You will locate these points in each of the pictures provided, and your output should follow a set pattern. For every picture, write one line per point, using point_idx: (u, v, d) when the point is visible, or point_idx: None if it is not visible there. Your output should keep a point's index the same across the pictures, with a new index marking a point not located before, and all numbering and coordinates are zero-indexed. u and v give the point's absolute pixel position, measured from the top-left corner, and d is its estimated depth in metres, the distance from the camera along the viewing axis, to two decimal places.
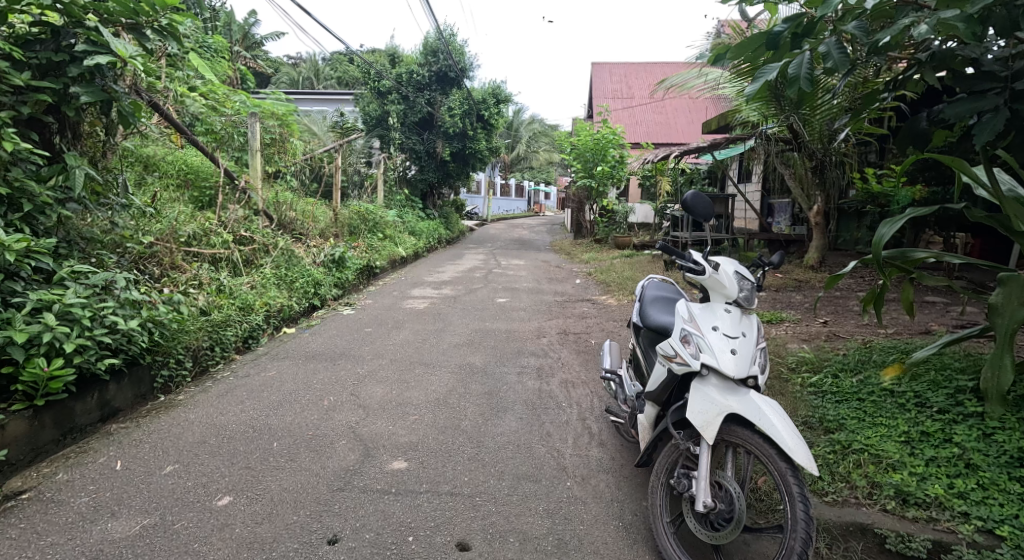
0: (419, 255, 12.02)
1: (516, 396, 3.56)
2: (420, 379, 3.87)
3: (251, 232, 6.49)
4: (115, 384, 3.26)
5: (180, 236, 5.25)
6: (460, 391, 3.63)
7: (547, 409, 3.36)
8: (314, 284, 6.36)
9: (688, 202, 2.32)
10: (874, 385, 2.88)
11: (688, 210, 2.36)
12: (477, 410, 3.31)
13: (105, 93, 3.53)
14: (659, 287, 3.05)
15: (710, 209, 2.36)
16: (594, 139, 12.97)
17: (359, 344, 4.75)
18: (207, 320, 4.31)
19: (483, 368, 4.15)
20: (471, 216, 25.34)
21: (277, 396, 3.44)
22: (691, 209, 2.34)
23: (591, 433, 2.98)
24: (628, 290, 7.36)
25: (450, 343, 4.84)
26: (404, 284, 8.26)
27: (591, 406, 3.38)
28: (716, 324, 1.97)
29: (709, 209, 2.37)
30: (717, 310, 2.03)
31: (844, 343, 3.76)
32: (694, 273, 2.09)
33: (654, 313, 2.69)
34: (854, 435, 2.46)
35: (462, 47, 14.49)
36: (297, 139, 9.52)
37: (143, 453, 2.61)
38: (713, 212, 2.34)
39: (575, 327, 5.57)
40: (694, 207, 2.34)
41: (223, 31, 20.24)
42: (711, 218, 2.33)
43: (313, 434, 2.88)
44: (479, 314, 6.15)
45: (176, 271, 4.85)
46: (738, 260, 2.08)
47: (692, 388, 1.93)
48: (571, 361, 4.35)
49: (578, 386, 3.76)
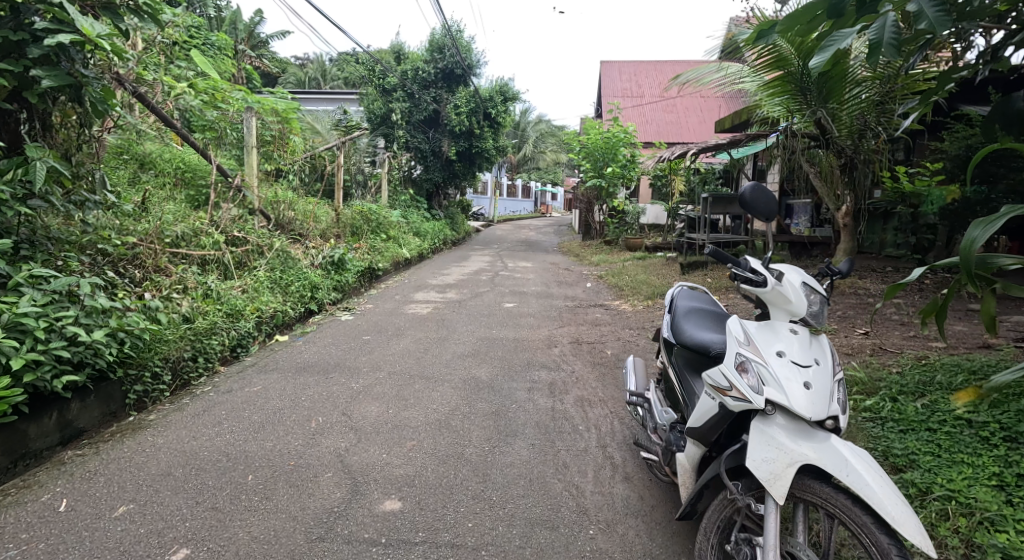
0: (424, 257, 11.67)
1: (527, 417, 3.18)
2: (420, 396, 3.49)
3: (246, 232, 6.11)
4: (77, 402, 2.92)
5: (165, 237, 4.89)
6: (465, 411, 3.25)
7: (561, 433, 2.98)
8: (311, 287, 6.00)
9: (746, 194, 2.09)
10: (944, 412, 2.50)
11: (745, 206, 2.13)
12: (483, 435, 2.93)
13: (71, 78, 3.15)
14: (689, 295, 2.70)
15: (769, 207, 2.12)
16: (604, 137, 12.53)
17: (356, 354, 4.38)
18: (189, 328, 3.95)
19: (490, 383, 3.77)
20: (477, 217, 24.95)
21: (259, 416, 3.07)
22: (749, 204, 2.12)
23: (613, 464, 2.61)
24: (643, 295, 6.96)
25: (454, 353, 4.47)
26: (407, 287, 7.89)
27: (612, 431, 3.00)
28: (781, 350, 1.59)
29: (767, 208, 2.13)
30: (779, 330, 1.66)
31: (895, 358, 3.37)
32: (752, 285, 1.70)
33: (690, 328, 2.35)
34: (932, 477, 2.08)
35: (469, 43, 14.12)
36: (299, 136, 9.18)
37: (95, 487, 2.25)
38: (775, 212, 2.12)
39: (588, 336, 5.19)
40: (753, 201, 2.11)
41: (227, 29, 19.97)
42: (771, 216, 2.11)
43: (294, 464, 2.51)
44: (485, 321, 5.77)
45: (160, 274, 4.49)
46: (804, 269, 1.71)
47: (752, 430, 1.54)
48: (586, 376, 3.96)
49: (595, 405, 3.39)
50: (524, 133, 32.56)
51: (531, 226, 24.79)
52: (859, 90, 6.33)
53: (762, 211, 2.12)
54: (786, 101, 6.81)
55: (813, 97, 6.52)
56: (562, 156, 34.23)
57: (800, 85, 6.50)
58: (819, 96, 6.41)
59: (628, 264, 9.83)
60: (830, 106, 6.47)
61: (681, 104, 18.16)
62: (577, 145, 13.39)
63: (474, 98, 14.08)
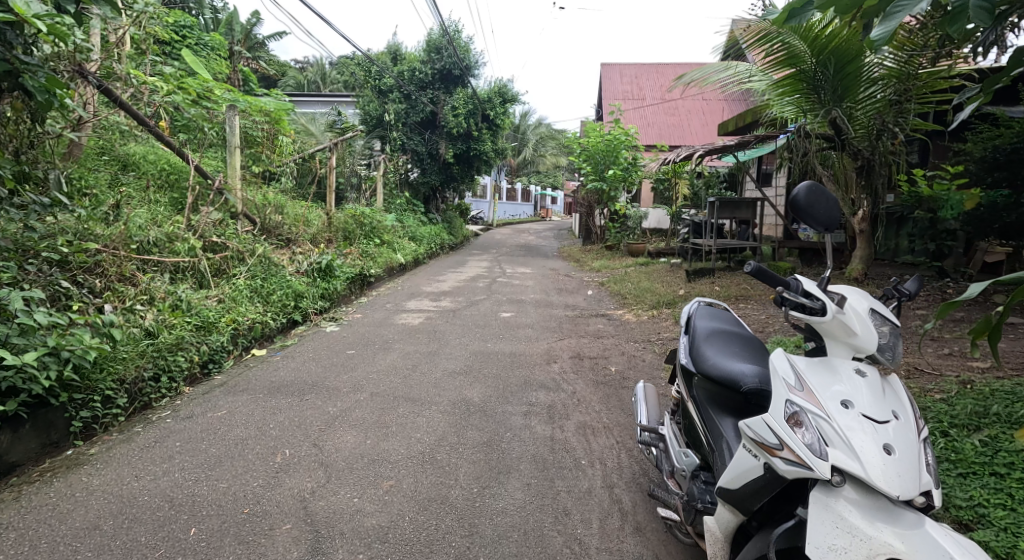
0: (419, 262, 11.30)
1: (523, 449, 2.82)
2: (403, 424, 3.11)
3: (226, 237, 5.74)
4: (8, 433, 2.57)
5: (133, 242, 4.55)
6: (453, 441, 2.89)
7: (561, 469, 2.62)
8: (294, 296, 5.63)
9: (802, 198, 1.91)
10: (1009, 453, 2.15)
11: (800, 211, 1.95)
12: (472, 472, 2.57)
13: (8, 64, 2.78)
14: (707, 314, 2.36)
15: (830, 213, 1.94)
16: (605, 140, 12.20)
17: (337, 372, 4.01)
18: (151, 344, 3.59)
19: (483, 406, 3.40)
20: (477, 221, 24.56)
21: (217, 448, 2.70)
22: (806, 210, 1.94)
23: (622, 511, 2.26)
24: (648, 305, 6.60)
25: (444, 371, 4.10)
26: (400, 295, 7.53)
27: (619, 467, 2.64)
28: (849, 402, 1.40)
29: (826, 214, 1.94)
30: (844, 372, 1.48)
31: (934, 381, 3.02)
32: (809, 314, 1.53)
33: (711, 355, 2.01)
34: (1011, 540, 1.73)
35: (467, 44, 13.82)
36: (290, 137, 8.84)
37: (1, 547, 1.91)
38: (835, 220, 1.93)
39: (590, 350, 4.83)
40: (811, 206, 1.94)
41: (225, 30, 19.65)
42: (831, 225, 1.92)
43: (248, 512, 2.16)
44: (480, 332, 5.41)
45: (125, 284, 4.16)
46: (870, 297, 1.54)
47: (812, 502, 1.34)
48: (589, 399, 3.59)
49: (599, 434, 3.03)
50: (524, 136, 32.26)
51: (530, 230, 24.44)
52: (875, 89, 6.21)
53: (821, 218, 1.93)
54: (798, 100, 6.51)
55: (827, 96, 6.27)
56: (562, 160, 33.95)
57: (814, 83, 6.25)
58: (835, 94, 6.22)
59: (630, 270, 9.47)
60: (845, 105, 6.27)
61: (683, 106, 17.85)
62: (578, 148, 13.05)
63: (472, 100, 13.76)
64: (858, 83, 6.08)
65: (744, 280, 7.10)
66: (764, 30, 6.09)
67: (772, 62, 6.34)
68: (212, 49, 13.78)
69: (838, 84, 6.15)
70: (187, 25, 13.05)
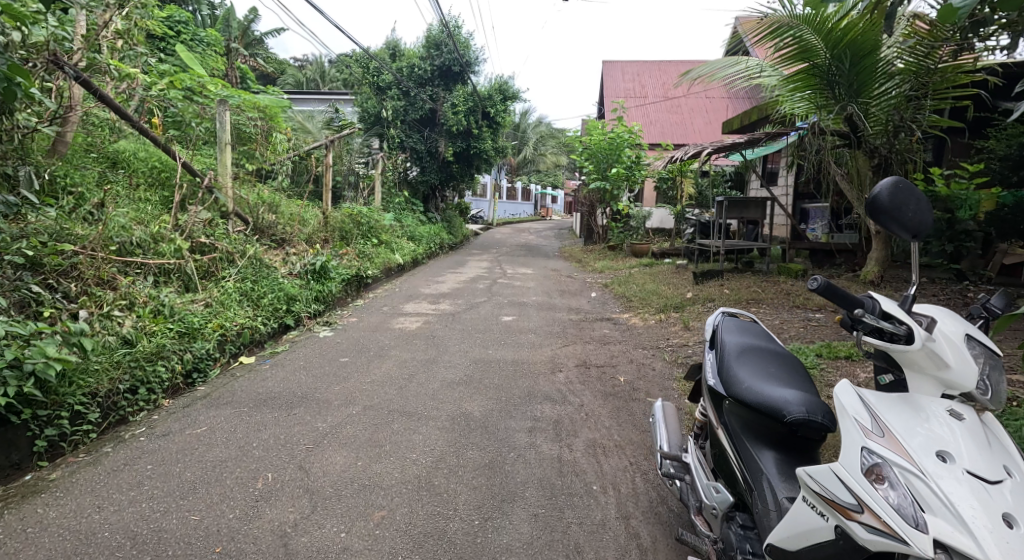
0: (418, 263, 11.05)
1: (528, 473, 2.58)
2: (397, 442, 2.87)
3: (215, 238, 5.48)
4: None
5: (112, 243, 4.30)
6: (451, 463, 2.65)
7: (571, 496, 2.39)
8: (286, 300, 5.38)
9: (883, 200, 1.74)
10: None
11: (882, 215, 1.77)
12: (472, 500, 2.33)
13: None
14: (736, 326, 2.14)
15: (919, 215, 1.75)
16: (608, 138, 11.91)
17: (329, 382, 3.76)
18: (128, 354, 3.35)
19: (484, 422, 3.16)
20: (477, 220, 24.25)
21: (191, 472, 2.45)
22: (890, 214, 1.76)
23: (642, 548, 2.05)
24: (655, 308, 6.36)
25: (442, 381, 3.85)
26: (397, 297, 7.28)
27: (635, 493, 2.42)
28: (951, 459, 1.30)
29: (916, 217, 1.76)
30: (936, 416, 1.40)
31: None
32: (893, 342, 1.47)
33: (743, 373, 1.79)
34: None
35: (468, 40, 13.57)
36: (286, 134, 8.58)
37: None
38: (927, 224, 1.75)
39: (596, 358, 4.59)
40: (896, 209, 1.76)
41: (221, 27, 19.34)
42: (921, 231, 1.74)
43: (220, 552, 1.94)
44: (481, 338, 5.15)
45: (103, 288, 3.91)
46: (964, 321, 1.46)
47: None
48: (598, 414, 3.35)
49: (611, 454, 2.81)
50: (524, 135, 31.97)
51: (530, 230, 24.19)
52: (890, 85, 5.95)
53: (909, 223, 1.75)
54: (811, 96, 6.36)
55: (842, 91, 6.05)
56: (563, 159, 33.68)
57: (828, 77, 6.01)
58: (850, 89, 5.99)
59: (635, 271, 9.24)
60: (860, 101, 6.03)
61: (686, 105, 17.59)
62: (580, 147, 12.79)
63: (473, 97, 13.51)
64: (873, 79, 5.85)
65: (754, 282, 6.85)
66: (774, 24, 5.85)
67: (785, 55, 6.11)
68: (208, 45, 13.50)
69: (852, 79, 5.92)
70: (183, 21, 12.77)
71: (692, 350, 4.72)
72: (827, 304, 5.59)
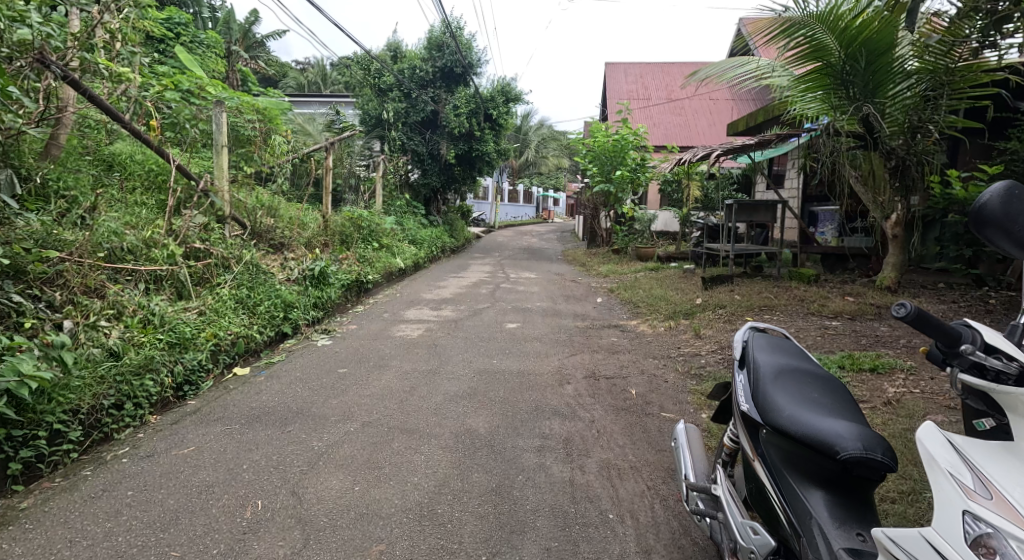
0: (419, 267, 10.86)
1: (539, 499, 2.40)
2: (398, 463, 2.69)
3: (210, 243, 5.31)
4: None
5: (100, 250, 4.13)
6: (455, 488, 2.47)
7: (586, 527, 2.22)
8: (284, 307, 5.20)
9: (991, 210, 1.55)
10: None
11: (990, 225, 1.58)
12: (478, 532, 2.16)
13: None
14: (767, 344, 1.95)
15: None
16: (612, 140, 11.69)
17: (326, 396, 3.57)
18: (114, 367, 3.16)
19: (490, 440, 2.98)
20: (477, 223, 24.01)
21: (175, 499, 2.27)
22: (1003, 223, 1.55)
23: None
24: (664, 315, 6.17)
25: (445, 395, 3.66)
26: (398, 303, 7.08)
27: (655, 524, 2.25)
28: None
29: None
30: None
31: None
32: (987, 383, 1.37)
33: (783, 399, 1.61)
34: None
35: (470, 41, 13.40)
36: (285, 136, 8.41)
37: None
38: None
39: (606, 368, 4.41)
40: (1010, 218, 1.55)
41: (222, 29, 19.20)
42: None
43: None
44: (484, 347, 4.96)
45: (90, 297, 3.74)
46: None
47: None
48: (609, 432, 3.17)
49: (627, 477, 2.63)
50: (525, 137, 31.80)
51: (532, 233, 24.01)
52: (904, 87, 5.84)
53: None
54: (823, 97, 6.17)
55: (857, 91, 5.88)
56: (564, 161, 33.52)
57: (842, 77, 5.83)
58: (866, 89, 5.82)
59: (640, 276, 9.06)
60: (876, 101, 5.86)
61: (690, 106, 17.41)
62: (583, 149, 12.61)
63: (475, 99, 13.35)
64: (889, 77, 5.71)
65: (765, 288, 6.66)
66: (785, 23, 5.67)
67: (798, 54, 5.93)
68: (208, 47, 13.35)
69: (867, 79, 5.76)
70: (183, 23, 12.63)
71: (706, 360, 4.52)
72: (843, 311, 5.40)
